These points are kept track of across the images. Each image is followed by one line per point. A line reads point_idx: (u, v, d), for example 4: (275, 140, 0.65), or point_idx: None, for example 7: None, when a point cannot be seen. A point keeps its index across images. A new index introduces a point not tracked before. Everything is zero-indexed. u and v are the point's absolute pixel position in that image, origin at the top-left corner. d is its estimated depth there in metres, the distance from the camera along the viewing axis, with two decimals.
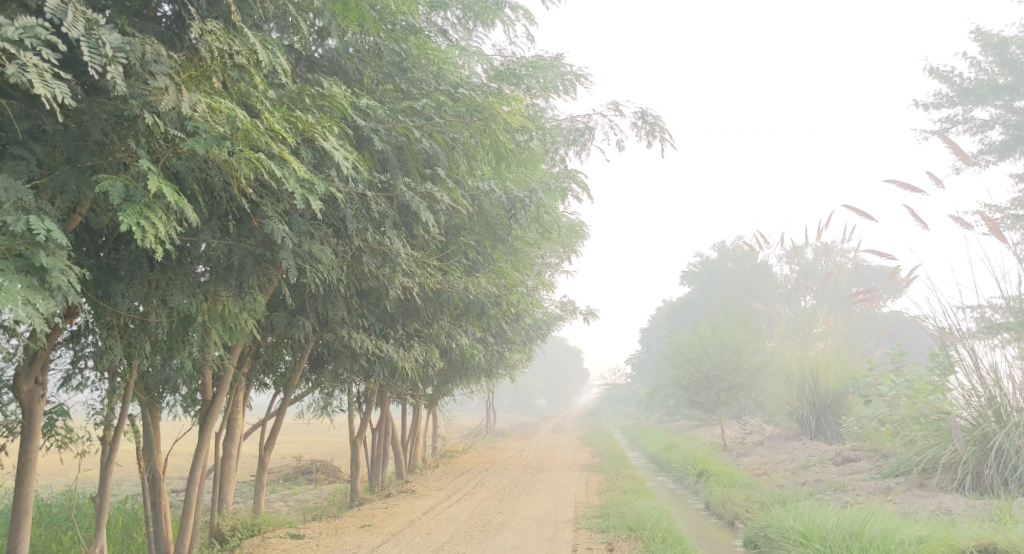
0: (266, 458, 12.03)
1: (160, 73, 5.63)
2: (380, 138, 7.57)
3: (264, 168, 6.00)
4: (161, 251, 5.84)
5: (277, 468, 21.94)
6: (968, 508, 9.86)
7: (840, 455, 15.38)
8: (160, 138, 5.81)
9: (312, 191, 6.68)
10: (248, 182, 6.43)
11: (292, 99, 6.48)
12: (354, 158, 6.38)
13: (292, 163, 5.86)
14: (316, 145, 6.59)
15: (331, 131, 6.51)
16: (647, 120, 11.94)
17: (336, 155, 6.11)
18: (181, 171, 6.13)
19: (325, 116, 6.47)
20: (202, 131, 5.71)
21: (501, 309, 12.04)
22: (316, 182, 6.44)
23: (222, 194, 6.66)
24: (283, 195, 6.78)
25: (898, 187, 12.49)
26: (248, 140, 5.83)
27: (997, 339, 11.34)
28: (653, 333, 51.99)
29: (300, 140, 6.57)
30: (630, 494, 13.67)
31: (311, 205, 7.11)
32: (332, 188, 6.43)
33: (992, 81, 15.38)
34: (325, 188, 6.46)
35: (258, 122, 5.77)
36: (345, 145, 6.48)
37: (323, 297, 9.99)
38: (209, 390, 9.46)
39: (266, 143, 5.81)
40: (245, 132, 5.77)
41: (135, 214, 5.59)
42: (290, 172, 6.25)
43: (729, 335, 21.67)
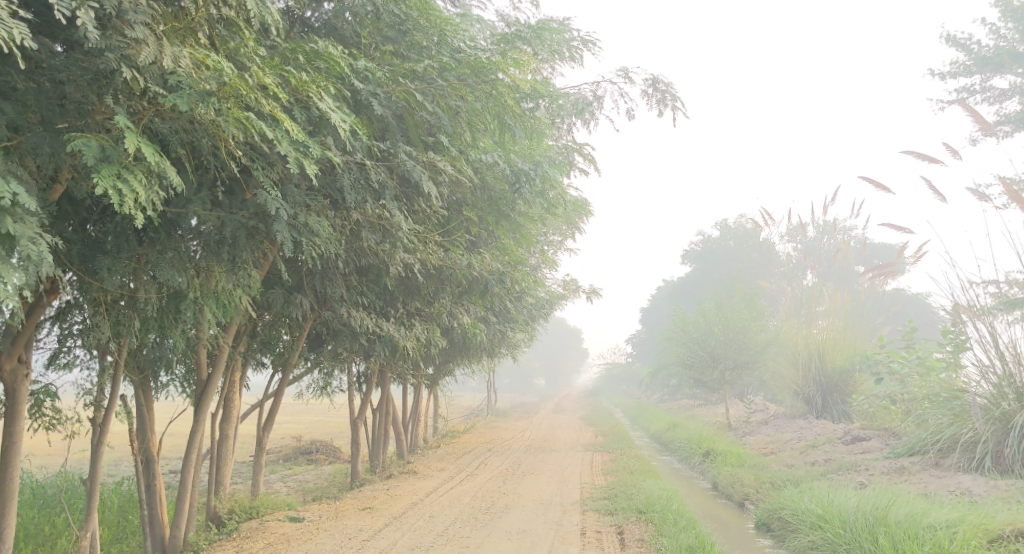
0: (264, 438, 11.70)
1: (138, 22, 5.25)
2: (380, 103, 7.18)
3: (254, 130, 5.64)
4: (142, 218, 5.48)
5: (275, 448, 21.71)
6: (991, 490, 9.57)
7: (851, 434, 15.07)
8: (140, 95, 5.49)
9: (306, 156, 6.29)
10: (237, 145, 6.05)
11: (285, 56, 6.10)
12: (351, 118, 6.01)
13: (283, 120, 5.50)
14: (310, 106, 6.21)
15: (327, 92, 6.13)
16: (658, 87, 11.46)
17: (332, 116, 5.72)
18: (165, 133, 5.77)
19: (320, 75, 6.09)
20: (185, 85, 5.35)
21: (504, 286, 11.67)
22: (312, 145, 6.07)
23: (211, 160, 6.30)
24: (276, 161, 6.39)
25: (915, 157, 12.08)
26: (235, 97, 5.49)
27: (1015, 315, 10.99)
28: (653, 312, 51.78)
29: (293, 101, 6.19)
30: (636, 474, 13.38)
31: (306, 174, 6.75)
32: (328, 152, 6.06)
33: (1012, 49, 14.98)
34: (321, 152, 6.10)
35: (246, 76, 5.43)
36: (343, 106, 6.11)
37: (321, 274, 9.64)
38: (204, 370, 9.11)
39: (255, 98, 5.46)
40: (233, 87, 5.43)
41: (111, 176, 5.24)
42: (282, 133, 5.87)
43: (734, 313, 21.31)
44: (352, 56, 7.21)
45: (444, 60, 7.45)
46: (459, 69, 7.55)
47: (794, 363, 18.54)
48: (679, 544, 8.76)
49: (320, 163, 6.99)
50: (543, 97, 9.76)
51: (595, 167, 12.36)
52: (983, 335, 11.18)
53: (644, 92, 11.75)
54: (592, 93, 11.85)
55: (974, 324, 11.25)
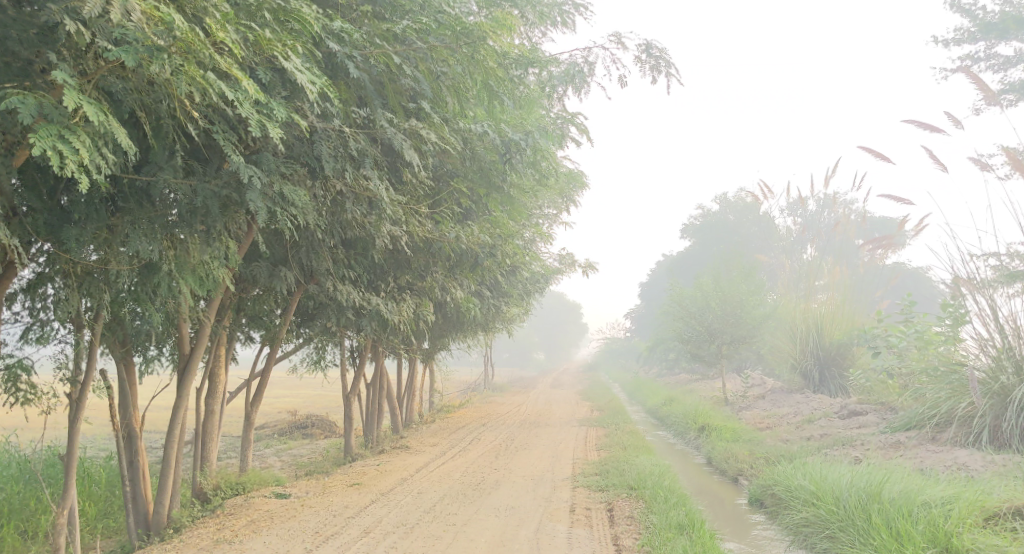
0: (252, 414, 11.52)
1: None
2: (357, 67, 6.92)
3: (211, 89, 5.52)
4: (88, 183, 5.30)
5: (271, 423, 21.62)
6: (987, 465, 9.42)
7: (847, 408, 14.92)
8: (90, 52, 5.33)
9: (273, 118, 6.10)
10: (198, 105, 5.87)
11: (249, 13, 5.90)
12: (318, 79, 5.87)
13: (241, 79, 5.37)
14: (276, 66, 6.02)
15: (294, 51, 5.96)
16: (652, 54, 11.13)
17: (298, 75, 5.62)
18: (118, 94, 5.62)
19: (287, 34, 5.91)
20: (134, 41, 5.19)
21: (496, 260, 11.41)
22: (277, 106, 5.92)
23: (175, 122, 6.12)
24: (241, 124, 6.18)
25: (915, 126, 11.79)
26: (189, 53, 5.34)
27: (1015, 288, 10.77)
28: (652, 286, 51.61)
29: (258, 60, 5.99)
30: (630, 450, 13.23)
31: (280, 140, 6.59)
32: (294, 115, 5.92)
33: (1018, 14, 14.63)
34: (287, 114, 5.94)
35: (200, 31, 5.29)
36: (311, 66, 5.97)
37: (306, 247, 9.41)
38: (187, 344, 8.89)
39: (209, 54, 5.34)
40: (185, 43, 5.29)
41: (50, 136, 5.09)
42: (244, 95, 5.72)
43: (731, 287, 21.10)
44: (329, 17, 6.94)
45: (424, 22, 7.16)
46: (441, 32, 7.25)
47: (793, 337, 18.37)
48: (669, 522, 8.61)
49: (293, 128, 6.75)
50: (532, 64, 9.48)
51: (589, 136, 12.08)
52: (982, 307, 10.98)
53: (638, 59, 11.41)
54: (584, 60, 11.52)
55: (974, 298, 11.03)
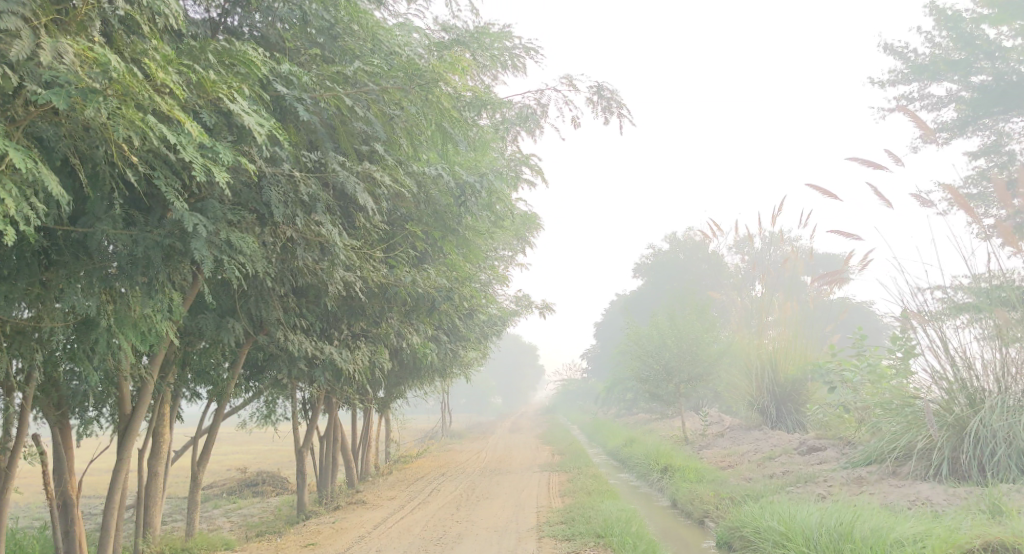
0: (199, 474, 11.05)
1: (10, 13, 5.05)
2: (306, 109, 6.74)
3: (151, 132, 5.32)
4: (15, 234, 5.02)
5: (220, 481, 20.91)
6: (951, 499, 9.40)
7: (806, 444, 14.90)
8: (20, 97, 5.15)
9: (219, 163, 5.88)
10: (137, 150, 5.64)
11: (191, 54, 5.77)
12: (264, 119, 5.66)
13: (183, 121, 5.20)
14: (221, 109, 5.82)
15: (240, 93, 5.78)
16: (604, 94, 11.13)
17: (246, 117, 5.45)
18: (50, 141, 5.43)
19: (233, 76, 5.76)
20: (66, 82, 5.04)
21: (453, 303, 11.19)
22: (224, 150, 5.67)
23: (114, 170, 5.87)
24: (184, 169, 5.95)
25: (861, 162, 11.96)
26: (126, 95, 5.18)
27: (963, 319, 10.77)
28: (606, 327, 51.77)
29: (202, 103, 5.80)
30: (594, 495, 12.98)
31: (227, 185, 6.36)
32: (241, 158, 5.67)
33: (947, 56, 15.06)
34: (233, 157, 5.70)
35: (138, 72, 5.12)
36: (258, 108, 5.77)
37: (256, 296, 9.12)
38: (128, 403, 8.48)
39: (148, 95, 5.17)
40: (122, 83, 5.12)
41: None
42: (187, 137, 5.55)
43: (686, 324, 21.15)
44: (276, 59, 6.78)
45: (375, 63, 7.03)
46: (391, 72, 7.12)
47: (747, 374, 18.34)
48: None
49: (239, 172, 6.51)
50: (485, 106, 9.39)
51: (543, 177, 12.01)
52: (932, 340, 11.04)
53: (590, 99, 11.40)
54: (536, 102, 11.49)
55: (924, 331, 11.06)
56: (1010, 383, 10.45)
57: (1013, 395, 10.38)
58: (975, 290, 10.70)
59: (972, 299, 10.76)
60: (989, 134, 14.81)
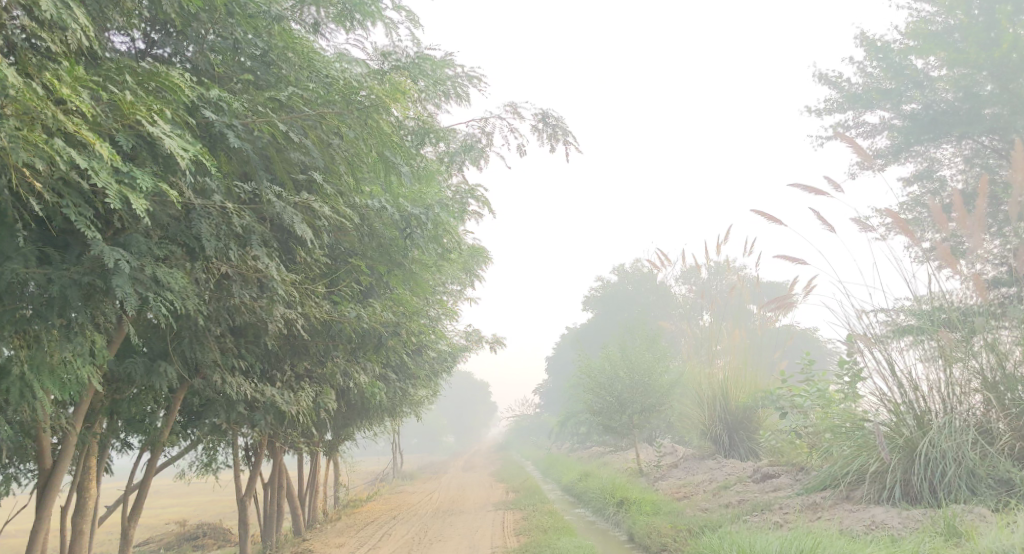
0: (131, 530, 10.49)
1: None
2: (237, 137, 6.47)
3: (63, 155, 5.30)
4: None
5: (161, 535, 20.04)
6: (904, 521, 9.34)
7: (760, 471, 14.81)
8: None
9: (135, 188, 5.80)
10: (44, 177, 5.51)
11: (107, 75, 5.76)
12: (189, 144, 5.73)
13: (92, 142, 5.21)
14: (138, 132, 5.76)
15: (161, 116, 5.77)
16: (548, 122, 11.01)
17: (166, 140, 5.48)
18: None
19: (152, 97, 5.74)
20: None
21: (400, 339, 10.86)
22: (143, 175, 5.67)
23: (18, 199, 5.64)
24: (96, 198, 5.81)
25: (802, 188, 12.05)
26: (25, 113, 5.21)
27: (906, 341, 10.81)
28: (558, 360, 51.57)
29: (119, 127, 5.72)
30: (550, 533, 12.65)
31: (150, 216, 6.09)
32: (163, 182, 5.68)
33: (879, 86, 15.37)
34: (153, 182, 5.70)
35: (37, 87, 5.15)
36: (182, 132, 5.83)
37: (190, 337, 8.72)
38: (48, 457, 8.01)
39: (52, 113, 5.19)
40: (21, 101, 5.16)
41: None
42: (99, 160, 5.55)
43: (637, 355, 21.06)
44: (205, 86, 6.55)
45: (310, 89, 6.79)
46: (327, 97, 6.88)
47: (700, 403, 18.23)
48: None
49: (164, 205, 6.21)
50: (427, 135, 9.19)
51: (491, 208, 11.82)
52: (879, 362, 11.03)
53: (535, 127, 11.24)
54: (481, 131, 11.32)
55: (872, 353, 11.02)
56: (956, 403, 10.46)
57: (960, 415, 10.41)
58: (917, 312, 10.85)
59: (913, 321, 10.89)
60: (920, 161, 15.04)
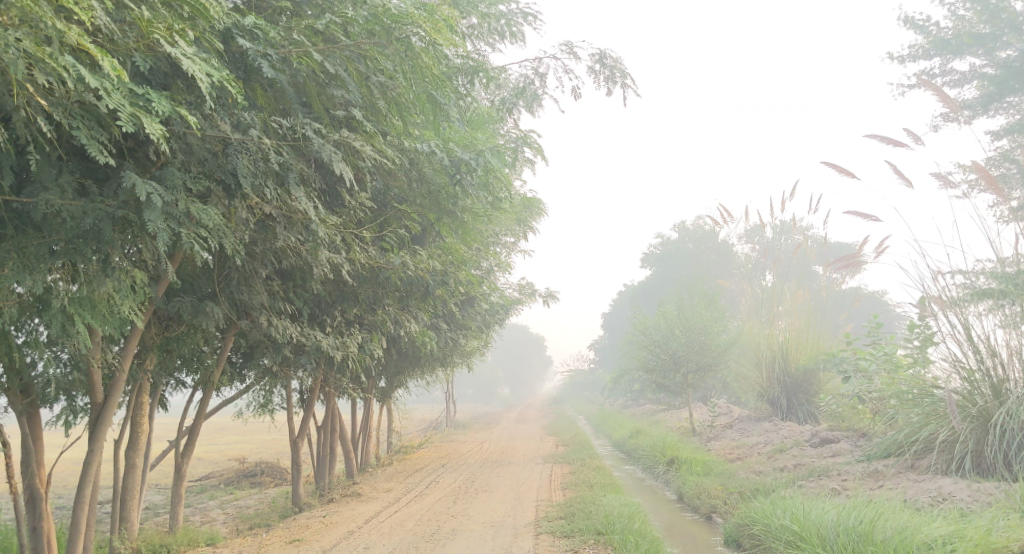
0: (184, 467, 10.56)
1: None
2: (271, 67, 6.21)
3: (72, 73, 5.16)
4: None
5: (218, 472, 20.47)
6: (974, 494, 8.86)
7: (818, 436, 14.33)
8: None
9: (156, 112, 5.64)
10: (57, 97, 5.35)
11: None
12: (210, 68, 5.54)
13: (100, 57, 5.04)
14: (159, 52, 5.59)
15: (183, 36, 5.60)
16: (606, 63, 10.52)
17: (183, 60, 5.32)
18: None
19: (172, 16, 5.57)
20: None
21: (449, 288, 10.63)
22: (158, 98, 5.53)
23: (33, 122, 5.49)
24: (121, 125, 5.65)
25: (879, 139, 11.33)
26: (32, 27, 5.04)
27: (985, 306, 10.18)
28: (614, 317, 51.16)
29: (141, 48, 5.57)
30: (596, 488, 12.45)
31: (179, 146, 5.93)
32: (179, 107, 5.54)
33: (971, 30, 14.39)
34: (170, 106, 5.56)
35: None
36: (205, 56, 5.65)
37: (238, 277, 8.63)
38: (100, 392, 7.94)
39: (57, 25, 5.01)
40: (27, 14, 4.98)
41: None
42: (114, 82, 5.38)
43: (694, 314, 20.57)
44: (239, 13, 6.30)
45: (348, 17, 6.46)
46: (367, 25, 6.53)
47: (758, 364, 17.69)
48: None
49: (196, 137, 6.04)
50: (479, 73, 8.84)
51: (543, 155, 11.43)
52: (954, 327, 10.43)
53: (591, 69, 10.77)
54: (533, 72, 10.86)
55: (947, 317, 10.44)
56: None
57: None
58: (999, 275, 10.18)
59: (993, 285, 10.21)
60: (1012, 113, 14.31)
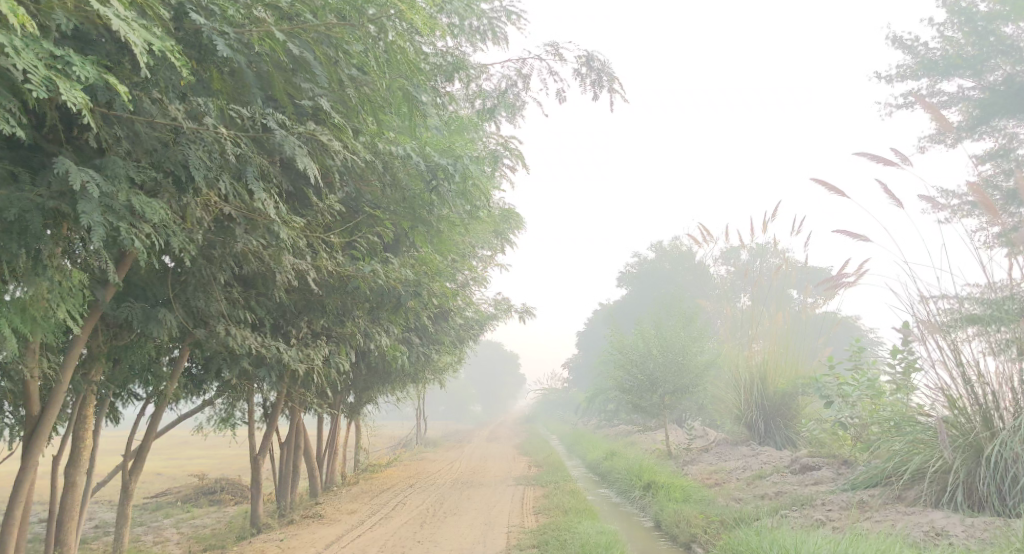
0: (132, 484, 9.88)
1: None
2: (228, 47, 5.68)
3: None
4: None
5: (177, 488, 19.67)
6: (969, 531, 8.43)
7: (799, 462, 13.87)
8: None
9: (80, 80, 5.09)
10: None
11: None
12: (146, 33, 5.00)
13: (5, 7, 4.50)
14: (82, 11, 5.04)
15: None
16: (593, 65, 10.06)
17: (110, 20, 4.79)
18: None
19: None
20: None
21: (423, 300, 10.07)
22: (81, 62, 4.98)
23: None
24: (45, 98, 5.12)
25: (870, 156, 10.97)
26: None
27: (974, 330, 9.76)
28: (590, 336, 50.74)
29: (67, 9, 5.03)
30: (570, 514, 11.90)
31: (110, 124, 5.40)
32: (105, 73, 4.99)
33: (960, 51, 14.14)
34: (94, 72, 5.01)
35: None
36: (145, 23, 5.13)
37: (193, 283, 8.05)
38: (36, 404, 7.28)
39: None
40: None
41: None
42: (28, 42, 4.84)
43: (673, 334, 20.13)
44: None
45: None
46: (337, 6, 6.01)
47: (735, 387, 17.27)
48: None
49: (137, 120, 5.51)
50: (458, 72, 8.43)
51: (524, 163, 10.94)
52: (942, 352, 9.97)
53: (577, 73, 10.30)
54: (516, 73, 10.40)
55: (935, 343, 9.98)
56: None
57: None
58: (988, 301, 9.82)
59: (982, 310, 9.81)
60: (998, 138, 13.87)
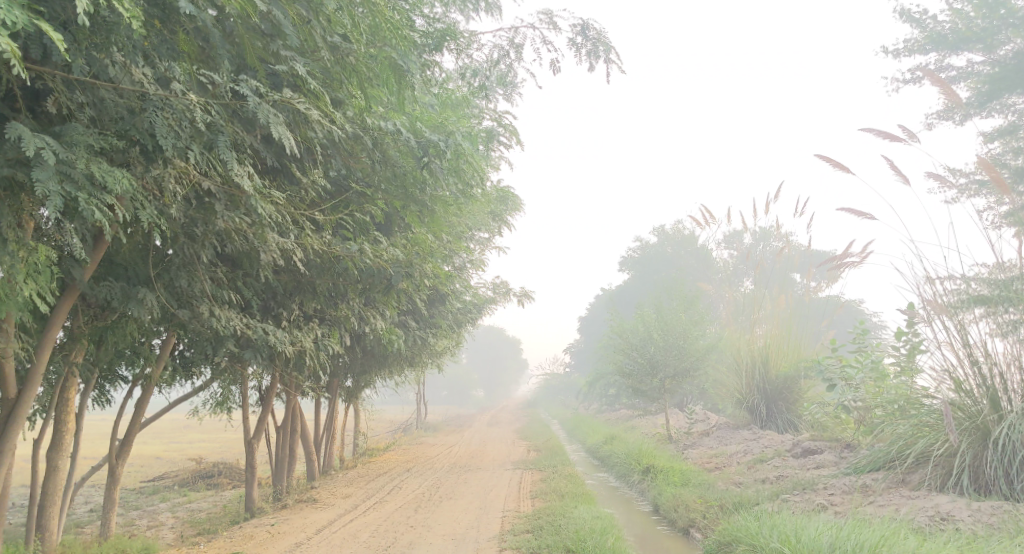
0: (117, 470, 9.65)
1: None
2: (191, 3, 5.42)
3: None
4: None
5: (174, 472, 19.51)
6: (975, 515, 8.18)
7: (801, 446, 13.60)
8: None
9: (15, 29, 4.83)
10: None
11: None
12: None
13: None
14: None
15: None
16: (588, 35, 9.74)
17: None
18: None
19: None
20: None
21: (416, 282, 9.78)
22: (10, 8, 4.70)
23: None
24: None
25: (874, 131, 10.64)
26: None
27: (982, 311, 9.45)
28: (592, 321, 50.45)
29: None
30: (568, 498, 11.65)
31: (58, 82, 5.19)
32: (37, 19, 4.71)
33: (969, 24, 13.78)
34: (26, 18, 4.73)
35: None
36: None
37: (175, 262, 7.81)
38: (12, 387, 7.05)
39: None
40: None
41: None
42: None
43: (673, 317, 19.85)
44: None
45: None
46: None
47: (737, 371, 16.99)
48: None
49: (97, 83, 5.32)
50: (447, 41, 8.10)
51: (519, 140, 10.62)
52: (948, 332, 9.69)
53: (572, 44, 9.97)
54: (509, 43, 10.07)
55: (941, 323, 9.71)
56: None
57: None
58: (996, 282, 9.52)
59: (990, 291, 9.51)
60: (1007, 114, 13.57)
